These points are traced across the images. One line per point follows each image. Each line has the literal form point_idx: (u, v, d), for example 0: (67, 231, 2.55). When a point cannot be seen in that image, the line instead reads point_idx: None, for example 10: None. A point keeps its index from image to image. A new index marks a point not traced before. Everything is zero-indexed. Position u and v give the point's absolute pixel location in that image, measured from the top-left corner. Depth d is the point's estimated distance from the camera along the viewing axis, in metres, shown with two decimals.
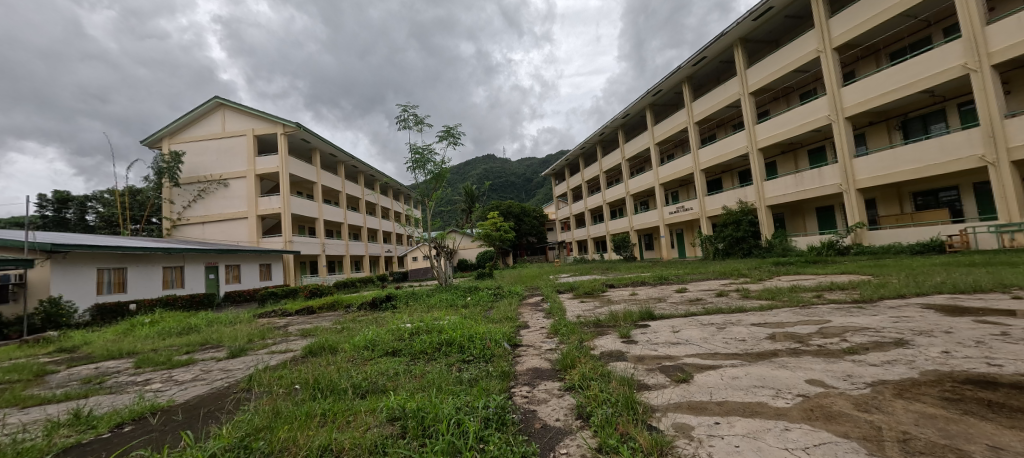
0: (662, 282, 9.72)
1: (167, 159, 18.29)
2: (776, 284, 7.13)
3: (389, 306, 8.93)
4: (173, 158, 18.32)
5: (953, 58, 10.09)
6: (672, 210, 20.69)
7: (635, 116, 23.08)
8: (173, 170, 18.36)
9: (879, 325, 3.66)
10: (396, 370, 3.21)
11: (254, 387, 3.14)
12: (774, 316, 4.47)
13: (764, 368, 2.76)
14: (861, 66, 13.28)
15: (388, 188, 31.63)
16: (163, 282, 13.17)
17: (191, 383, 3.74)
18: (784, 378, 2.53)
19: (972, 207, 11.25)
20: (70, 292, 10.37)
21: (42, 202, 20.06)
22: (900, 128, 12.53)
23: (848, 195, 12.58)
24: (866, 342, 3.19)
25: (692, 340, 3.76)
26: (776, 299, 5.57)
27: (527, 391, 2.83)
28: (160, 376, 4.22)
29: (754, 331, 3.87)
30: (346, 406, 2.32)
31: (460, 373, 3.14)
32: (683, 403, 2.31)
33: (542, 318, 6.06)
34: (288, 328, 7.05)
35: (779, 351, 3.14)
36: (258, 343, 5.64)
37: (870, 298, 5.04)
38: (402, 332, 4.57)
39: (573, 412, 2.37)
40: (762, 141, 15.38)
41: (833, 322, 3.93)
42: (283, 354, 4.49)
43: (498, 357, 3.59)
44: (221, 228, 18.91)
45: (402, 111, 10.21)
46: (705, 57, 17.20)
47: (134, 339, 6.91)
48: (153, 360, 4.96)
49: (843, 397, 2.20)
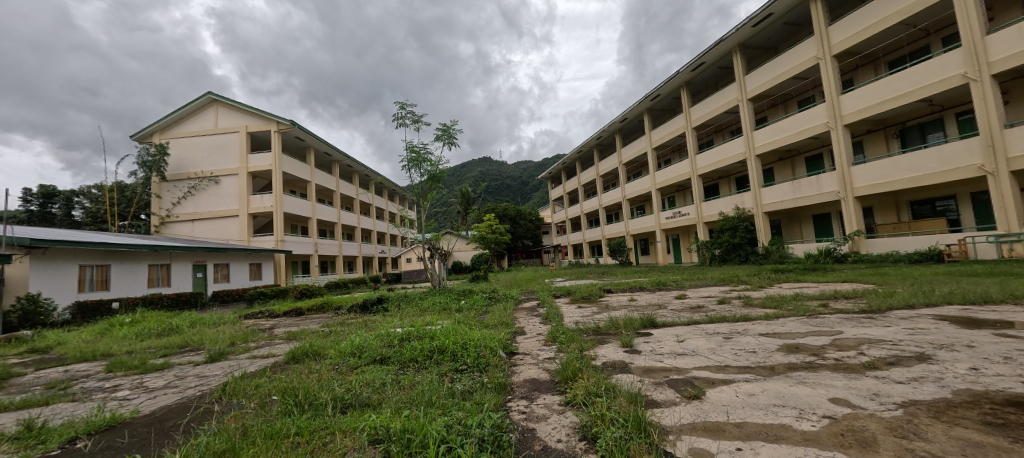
0: (660, 288, 9.53)
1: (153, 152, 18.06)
2: (779, 291, 6.96)
3: (380, 309, 8.65)
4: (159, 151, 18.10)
5: (953, 67, 10.05)
6: (669, 215, 20.58)
7: (633, 120, 23.01)
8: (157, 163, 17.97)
9: (896, 338, 3.47)
10: (383, 380, 2.96)
11: (229, 397, 2.89)
12: (781, 326, 4.28)
13: (781, 384, 2.55)
14: (859, 75, 13.26)
15: (383, 188, 31.29)
16: (148, 281, 12.77)
17: (162, 391, 3.47)
18: (805, 397, 2.32)
19: (969, 217, 11.21)
20: (49, 290, 9.99)
21: (26, 196, 19.49)
22: (898, 136, 12.49)
23: (846, 202, 12.49)
24: (885, 356, 2.99)
25: (699, 350, 3.55)
26: (781, 308, 5.39)
27: (524, 406, 2.60)
28: (130, 382, 3.93)
29: (764, 341, 3.67)
30: (323, 425, 2.08)
31: (452, 385, 2.91)
32: (697, 424, 2.10)
33: (538, 324, 5.83)
34: (273, 331, 6.75)
35: (795, 365, 2.94)
36: (240, 346, 5.37)
37: (879, 308, 4.86)
38: (391, 337, 4.31)
39: (577, 432, 2.15)
40: (759, 147, 15.32)
41: (846, 334, 3.74)
42: (264, 359, 4.23)
43: (494, 367, 3.35)
44: (210, 225, 18.46)
45: (400, 108, 10.01)
46: (704, 63, 17.15)
47: (111, 340, 6.58)
48: (126, 364, 4.67)
49: (875, 421, 2.00)
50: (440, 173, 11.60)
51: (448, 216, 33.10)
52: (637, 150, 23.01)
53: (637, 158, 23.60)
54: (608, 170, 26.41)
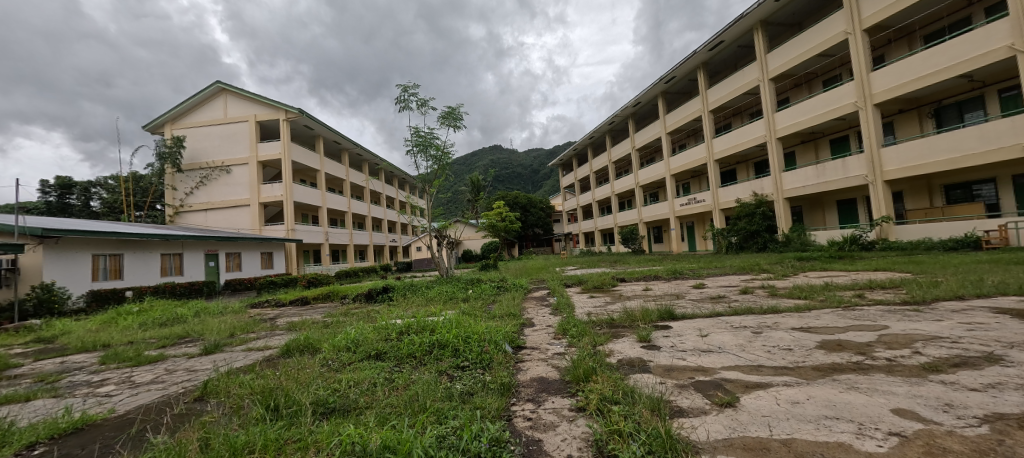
0: (676, 277, 9.11)
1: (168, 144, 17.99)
2: (807, 280, 6.50)
3: (386, 298, 8.43)
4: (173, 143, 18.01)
5: (999, 38, 9.23)
6: (683, 202, 19.95)
7: (647, 104, 22.23)
8: (173, 154, 17.90)
9: (952, 334, 3.05)
10: (373, 380, 2.68)
11: (208, 398, 2.67)
12: (816, 319, 3.88)
13: (828, 390, 2.19)
14: (892, 50, 12.38)
15: (392, 177, 31.10)
16: (161, 270, 12.84)
17: (145, 388, 3.26)
18: (862, 407, 1.97)
19: (1009, 202, 10.44)
20: (63, 279, 10.06)
21: (45, 187, 19.83)
22: (933, 116, 11.67)
23: (874, 186, 11.76)
24: (946, 357, 2.59)
25: (727, 347, 3.18)
26: (812, 298, 4.98)
27: (530, 411, 2.30)
28: (119, 376, 3.76)
29: (800, 337, 3.27)
30: (294, 437, 1.82)
31: (450, 385, 2.63)
32: (734, 440, 1.76)
33: (548, 314, 5.52)
34: (275, 321, 6.58)
35: (841, 366, 2.56)
36: (239, 337, 5.18)
37: (924, 299, 4.41)
38: (390, 330, 4.03)
39: (590, 447, 1.84)
40: (781, 130, 14.53)
41: (893, 329, 3.33)
42: (258, 353, 4.01)
43: (498, 363, 3.07)
44: (222, 215, 18.53)
45: (403, 91, 9.58)
46: (723, 42, 16.30)
47: (114, 330, 6.51)
48: (120, 356, 4.53)
49: (957, 441, 1.64)
50: (445, 157, 11.20)
51: (457, 204, 32.96)
52: (650, 135, 22.29)
53: (650, 143, 22.87)
54: (620, 157, 25.70)
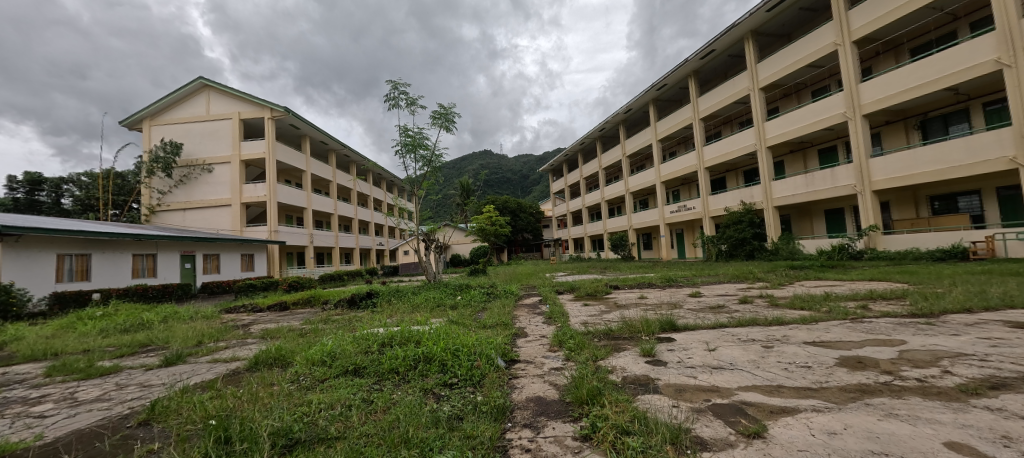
0: (670, 285, 8.90)
1: (166, 148, 17.15)
2: (806, 290, 6.34)
3: (369, 304, 8.01)
4: (172, 149, 17.21)
5: (985, 53, 9.33)
6: (673, 209, 19.91)
7: (637, 111, 22.26)
8: (168, 160, 17.08)
9: (977, 351, 2.85)
10: (348, 402, 2.36)
11: (154, 421, 2.32)
12: (827, 333, 3.66)
13: (865, 418, 1.94)
14: (880, 62, 12.52)
15: (380, 180, 30.62)
16: (133, 271, 12.16)
17: (86, 408, 2.85)
18: (910, 440, 1.73)
19: (993, 213, 10.55)
20: (24, 279, 9.39)
21: (12, 183, 18.74)
22: (919, 128, 11.78)
23: (863, 195, 11.78)
24: (981, 378, 2.37)
25: (739, 364, 2.93)
26: (815, 309, 4.79)
27: (527, 439, 2.01)
28: (60, 393, 3.32)
29: (816, 353, 3.04)
30: None
31: (437, 407, 2.32)
32: None
33: (541, 324, 5.23)
34: (249, 328, 6.16)
35: (870, 388, 2.33)
36: (205, 346, 4.77)
37: (932, 311, 4.24)
38: (371, 342, 3.67)
39: None
40: (771, 139, 14.59)
41: (911, 344, 3.12)
42: (225, 365, 3.64)
43: (491, 381, 2.76)
44: (201, 215, 17.80)
45: (392, 88, 9.28)
46: (714, 50, 16.38)
47: (71, 336, 5.99)
48: (70, 367, 4.08)
49: None
50: (435, 159, 10.85)
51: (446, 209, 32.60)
52: (641, 142, 22.27)
53: (641, 149, 22.90)
54: (611, 163, 25.68)
